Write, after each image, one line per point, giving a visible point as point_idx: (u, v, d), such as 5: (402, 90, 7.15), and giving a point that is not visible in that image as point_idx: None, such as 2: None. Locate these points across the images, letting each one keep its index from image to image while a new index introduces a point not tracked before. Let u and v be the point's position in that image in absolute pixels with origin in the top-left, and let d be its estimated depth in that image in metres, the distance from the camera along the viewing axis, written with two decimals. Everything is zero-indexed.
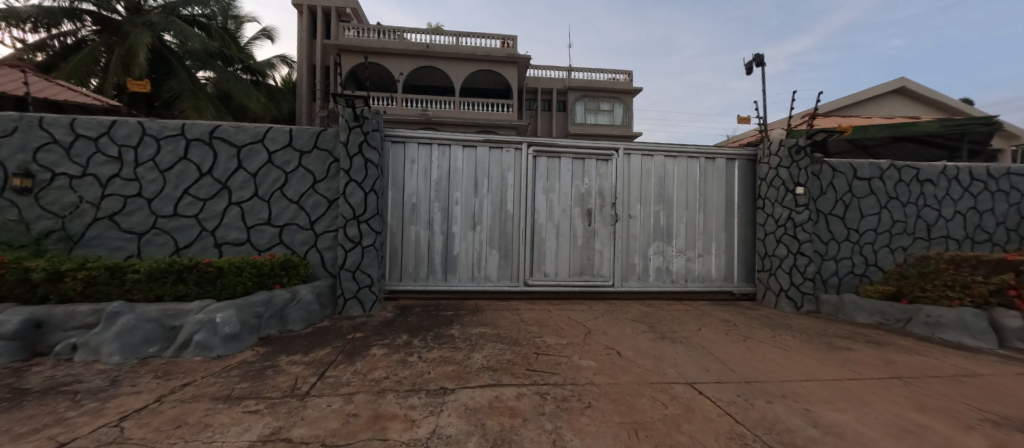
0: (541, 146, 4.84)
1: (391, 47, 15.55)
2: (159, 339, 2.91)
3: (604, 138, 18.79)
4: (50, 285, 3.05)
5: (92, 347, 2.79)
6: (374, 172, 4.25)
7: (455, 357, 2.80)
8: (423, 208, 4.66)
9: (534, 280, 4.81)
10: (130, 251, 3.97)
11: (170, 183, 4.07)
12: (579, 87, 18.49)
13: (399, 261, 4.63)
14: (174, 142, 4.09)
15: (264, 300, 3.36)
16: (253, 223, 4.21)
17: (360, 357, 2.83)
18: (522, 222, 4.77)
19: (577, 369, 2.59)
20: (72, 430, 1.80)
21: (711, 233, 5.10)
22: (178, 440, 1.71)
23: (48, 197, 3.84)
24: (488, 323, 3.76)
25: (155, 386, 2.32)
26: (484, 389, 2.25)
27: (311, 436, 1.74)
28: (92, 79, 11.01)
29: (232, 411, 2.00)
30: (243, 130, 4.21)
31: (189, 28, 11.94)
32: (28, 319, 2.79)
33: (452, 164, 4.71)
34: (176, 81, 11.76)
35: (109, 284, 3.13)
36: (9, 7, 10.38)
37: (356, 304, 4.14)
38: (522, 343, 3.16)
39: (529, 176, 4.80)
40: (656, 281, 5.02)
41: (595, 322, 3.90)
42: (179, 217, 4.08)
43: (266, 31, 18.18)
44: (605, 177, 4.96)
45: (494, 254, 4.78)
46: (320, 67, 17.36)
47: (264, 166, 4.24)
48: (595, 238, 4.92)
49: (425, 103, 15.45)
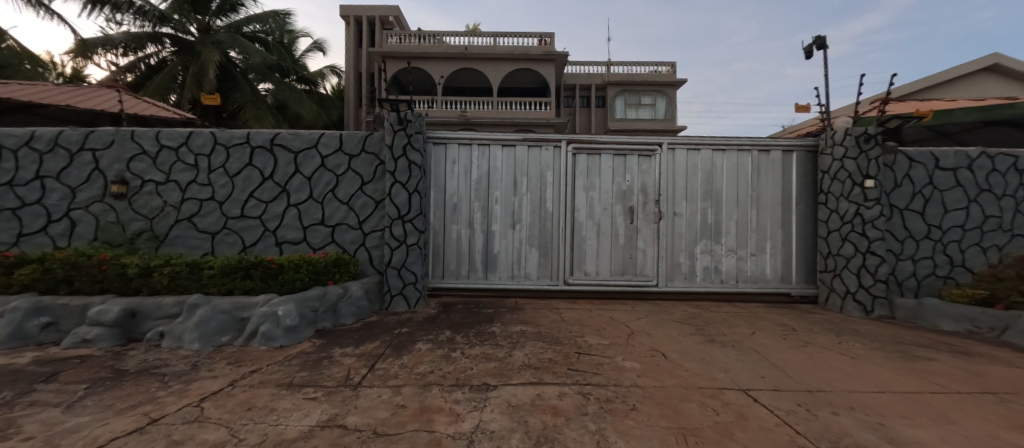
0: (580, 143, 4.77)
1: (431, 51, 15.98)
2: (231, 329, 3.20)
3: (647, 133, 18.16)
4: (141, 279, 3.45)
5: (176, 334, 3.13)
6: (418, 173, 4.39)
7: (496, 354, 2.84)
8: (464, 207, 4.77)
9: (574, 279, 4.76)
10: (205, 249, 4.40)
11: (238, 187, 4.46)
12: (620, 81, 17.99)
13: (442, 259, 4.77)
14: (240, 150, 4.47)
15: (319, 295, 3.58)
16: (309, 223, 4.50)
17: (406, 351, 2.95)
18: (562, 221, 4.73)
19: (620, 370, 2.53)
20: (162, 408, 2.03)
21: (765, 230, 4.79)
22: (249, 422, 1.87)
23: (139, 202, 4.36)
24: (529, 321, 3.77)
25: (228, 372, 2.56)
26: (527, 387, 2.26)
27: (364, 424, 1.83)
28: (171, 95, 12.32)
29: (294, 397, 2.16)
30: (299, 136, 4.52)
31: (251, 45, 13.03)
32: (125, 309, 3.20)
33: (491, 164, 4.77)
34: (241, 94, 12.87)
35: (188, 279, 3.49)
36: (105, 36, 11.85)
37: (401, 300, 4.31)
38: (563, 342, 3.13)
39: (568, 174, 4.76)
40: (703, 281, 4.79)
41: (638, 323, 3.78)
42: (246, 218, 4.45)
43: (317, 43, 19.40)
44: (648, 173, 4.80)
45: (534, 254, 4.78)
46: (365, 74, 18.21)
47: (318, 170, 4.52)
48: (637, 237, 4.78)
49: (464, 105, 15.74)
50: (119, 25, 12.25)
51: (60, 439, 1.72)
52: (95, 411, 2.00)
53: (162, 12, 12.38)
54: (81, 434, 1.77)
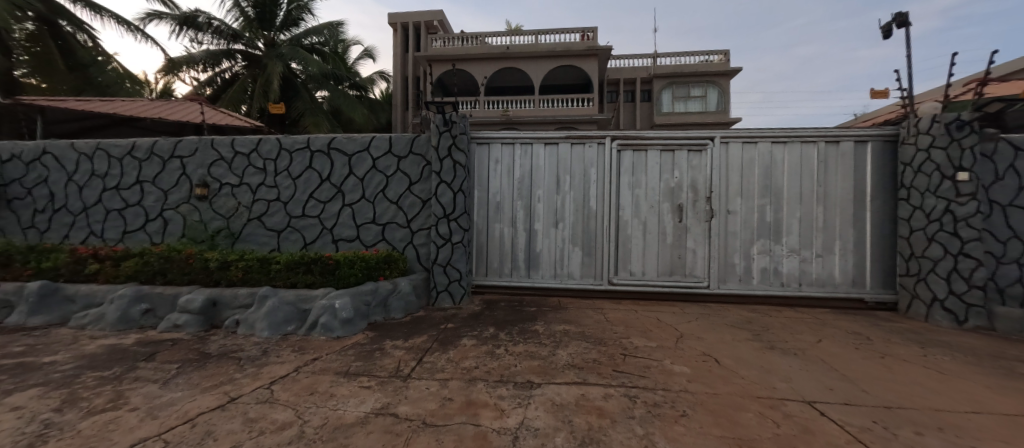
0: (625, 139, 4.64)
1: (474, 52, 16.26)
2: (295, 319, 3.48)
3: (696, 127, 17.27)
4: (221, 272, 3.85)
5: (249, 322, 3.45)
6: (462, 173, 4.49)
7: (540, 352, 2.85)
8: (507, 206, 4.82)
9: (619, 279, 4.64)
10: (272, 245, 4.81)
11: (300, 189, 4.82)
12: (667, 74, 17.23)
13: (485, 257, 4.86)
14: (302, 154, 4.83)
15: (372, 290, 3.79)
16: (362, 222, 4.75)
17: (452, 346, 3.04)
18: (606, 219, 4.64)
19: (669, 375, 2.44)
20: (239, 388, 2.26)
21: (833, 230, 4.38)
22: (312, 405, 2.03)
23: (218, 203, 4.88)
24: (572, 321, 3.73)
25: (294, 358, 2.78)
26: (571, 386, 2.25)
27: (414, 414, 1.92)
28: (243, 105, 13.60)
29: (350, 384, 2.31)
30: (353, 140, 4.79)
31: (310, 56, 14.00)
32: (208, 299, 3.58)
33: (534, 163, 4.78)
34: (301, 102, 13.92)
35: (259, 273, 3.82)
36: (188, 54, 13.25)
37: (447, 296, 4.44)
38: (608, 343, 3.07)
39: (613, 172, 4.65)
40: (761, 284, 4.48)
41: (687, 326, 3.62)
42: (307, 217, 4.80)
43: (367, 51, 20.44)
44: (699, 169, 4.56)
45: (577, 253, 4.72)
46: (412, 77, 18.91)
47: (369, 171, 4.76)
48: (687, 236, 4.57)
49: (506, 104, 15.90)
50: (200, 44, 13.67)
51: (158, 411, 1.97)
52: (185, 388, 2.26)
53: (235, 31, 13.71)
54: (175, 407, 2.01)
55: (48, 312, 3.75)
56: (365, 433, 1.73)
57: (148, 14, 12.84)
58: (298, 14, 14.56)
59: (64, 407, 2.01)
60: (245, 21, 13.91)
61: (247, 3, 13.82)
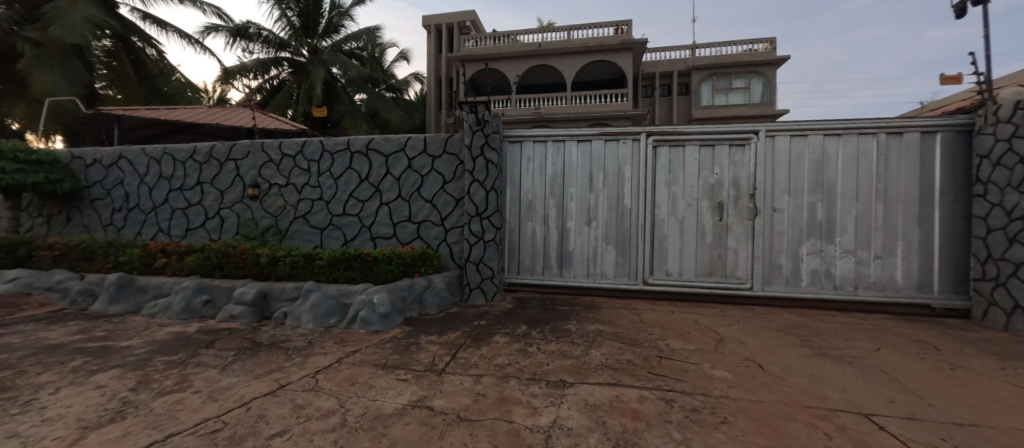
0: (661, 135, 4.50)
1: (506, 51, 16.32)
2: (337, 313, 3.65)
3: (738, 120, 16.44)
4: (270, 267, 4.11)
5: (295, 315, 3.66)
6: (495, 172, 4.53)
7: (572, 352, 2.83)
8: (539, 204, 4.81)
9: (654, 279, 4.51)
10: (316, 242, 5.07)
11: (340, 188, 5.05)
12: (706, 65, 16.49)
13: (517, 255, 4.89)
14: (343, 155, 5.06)
15: (407, 286, 3.91)
16: (398, 220, 4.90)
17: (485, 343, 3.08)
18: (641, 217, 4.52)
19: (708, 379, 2.35)
20: (287, 376, 2.40)
21: (894, 229, 4.04)
22: (353, 395, 2.13)
23: (267, 202, 5.21)
24: (605, 321, 3.67)
25: (336, 350, 2.93)
26: (604, 387, 2.22)
27: (449, 408, 1.97)
28: (289, 110, 14.43)
29: (389, 377, 2.41)
30: (390, 140, 4.95)
31: (349, 61, 14.60)
32: (259, 291, 3.84)
33: (566, 160, 4.74)
34: (342, 105, 14.59)
35: (304, 268, 4.05)
36: (241, 64, 14.19)
37: (479, 293, 4.50)
38: (643, 344, 3.00)
39: (647, 169, 4.52)
40: (811, 286, 4.21)
41: (728, 329, 3.46)
42: (347, 215, 5.03)
43: (403, 53, 21.04)
44: (741, 164, 4.34)
45: (611, 252, 4.64)
46: (445, 78, 19.25)
47: (405, 171, 4.90)
48: (728, 235, 4.37)
49: (538, 102, 15.86)
50: (251, 54, 14.61)
51: (218, 394, 2.13)
52: (241, 374, 2.44)
53: (282, 39, 14.54)
54: (232, 391, 2.18)
55: (124, 301, 4.16)
56: (402, 424, 1.80)
57: (206, 27, 13.87)
58: (338, 21, 15.20)
59: (138, 387, 2.23)
60: (291, 29, 14.71)
61: (292, 13, 14.60)
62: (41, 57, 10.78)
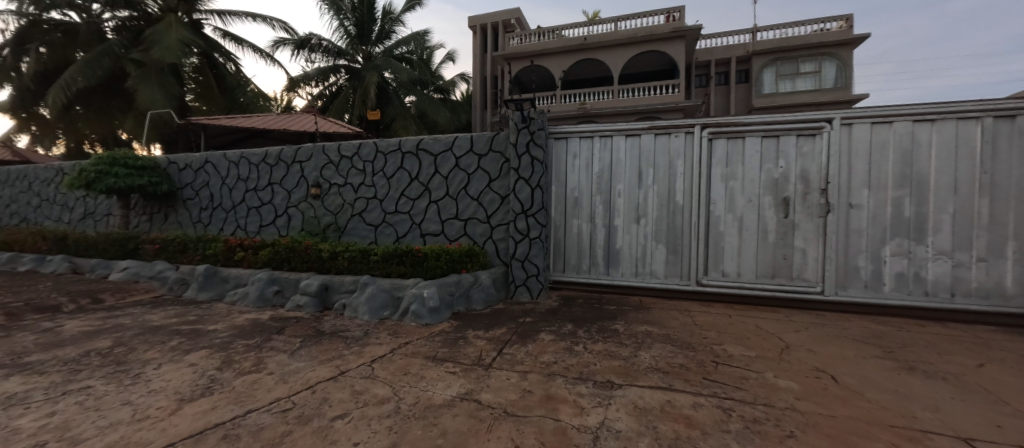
0: (717, 127, 4.23)
1: (551, 47, 16.18)
2: (390, 305, 3.85)
3: (806, 108, 15.04)
4: (331, 261, 4.43)
5: (352, 307, 3.91)
6: (540, 169, 4.51)
7: (621, 353, 2.76)
8: (585, 201, 4.73)
9: (709, 280, 4.27)
10: (371, 238, 5.37)
11: (393, 187, 5.30)
12: (769, 49, 15.23)
13: (563, 253, 4.85)
14: (395, 156, 5.31)
15: (455, 281, 4.02)
16: (446, 217, 5.05)
17: (531, 340, 3.09)
18: (694, 214, 4.29)
19: (771, 389, 2.18)
20: (347, 363, 2.58)
21: (1004, 227, 3.48)
22: (405, 384, 2.24)
23: (328, 201, 5.61)
24: (655, 322, 3.54)
25: (389, 341, 3.08)
26: (655, 390, 2.14)
27: (497, 402, 2.00)
28: (346, 114, 15.42)
29: (439, 369, 2.50)
30: (438, 140, 5.10)
31: (400, 65, 15.26)
32: (322, 283, 4.15)
33: (614, 156, 4.62)
34: (393, 108, 15.34)
35: (361, 263, 4.31)
36: (304, 73, 15.33)
37: (525, 290, 4.52)
38: (697, 348, 2.85)
39: (702, 163, 4.28)
40: (894, 292, 3.77)
41: (794, 336, 3.19)
42: (398, 213, 5.27)
43: (449, 54, 21.59)
44: (810, 156, 3.97)
45: (661, 250, 4.45)
46: (490, 77, 19.46)
47: (453, 169, 5.03)
48: (795, 233, 4.02)
49: (583, 97, 15.57)
50: (313, 63, 15.73)
51: (288, 376, 2.34)
52: (307, 359, 2.65)
53: (340, 48, 15.49)
54: (299, 375, 2.37)
55: (210, 290, 4.67)
56: (451, 415, 1.86)
57: (275, 41, 15.16)
58: (389, 27, 15.94)
59: (223, 366, 2.50)
60: (348, 38, 15.61)
61: (349, 22, 15.46)
62: (144, 75, 12.35)
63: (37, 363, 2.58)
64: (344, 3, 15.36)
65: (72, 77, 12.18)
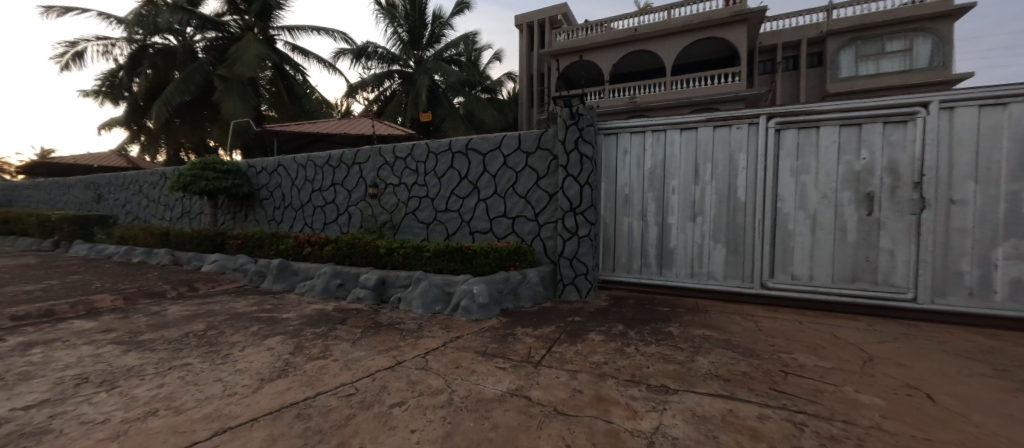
0: (785, 116, 3.89)
1: (598, 41, 15.82)
2: (442, 300, 3.99)
3: (892, 91, 13.34)
4: (388, 257, 4.68)
5: (407, 300, 4.10)
6: (589, 166, 4.42)
7: (676, 357, 2.63)
8: (637, 198, 4.58)
9: (775, 282, 3.95)
10: (424, 236, 5.59)
11: (443, 186, 5.48)
12: (847, 28, 13.68)
13: (613, 252, 4.73)
14: (446, 155, 5.48)
15: (504, 278, 4.07)
16: (494, 215, 5.12)
17: (580, 339, 3.05)
18: (758, 212, 3.98)
19: (851, 405, 1.97)
20: (403, 354, 2.71)
21: None
22: (457, 377, 2.31)
23: (385, 200, 5.93)
24: (713, 326, 3.34)
25: (441, 334, 3.19)
26: (714, 398, 2.02)
27: (547, 400, 2.00)
28: (399, 117, 16.20)
29: (489, 364, 2.54)
30: (487, 139, 5.18)
31: (449, 67, 15.71)
32: (379, 278, 4.40)
33: (668, 151, 4.42)
34: (443, 109, 15.91)
35: (414, 259, 4.52)
36: (362, 79, 16.29)
37: (573, 289, 4.47)
38: (762, 356, 2.65)
39: (767, 157, 3.96)
40: (1008, 302, 3.24)
41: (879, 348, 2.85)
42: (449, 211, 5.44)
43: (496, 54, 21.85)
44: (898, 146, 3.53)
45: (720, 250, 4.18)
46: (536, 74, 19.40)
47: (501, 168, 5.09)
48: (880, 233, 3.59)
49: (633, 91, 15.04)
50: (369, 70, 16.66)
51: (351, 364, 2.51)
52: (367, 349, 2.83)
53: (393, 54, 16.27)
54: (361, 363, 2.53)
55: (283, 281, 5.13)
56: (502, 410, 1.88)
57: (336, 52, 16.30)
58: (439, 31, 16.50)
59: (295, 351, 2.73)
60: (401, 44, 16.32)
61: (402, 29, 16.17)
62: (227, 89, 13.79)
63: (148, 341, 2.99)
64: (397, 12, 16.10)
65: (171, 94, 13.94)
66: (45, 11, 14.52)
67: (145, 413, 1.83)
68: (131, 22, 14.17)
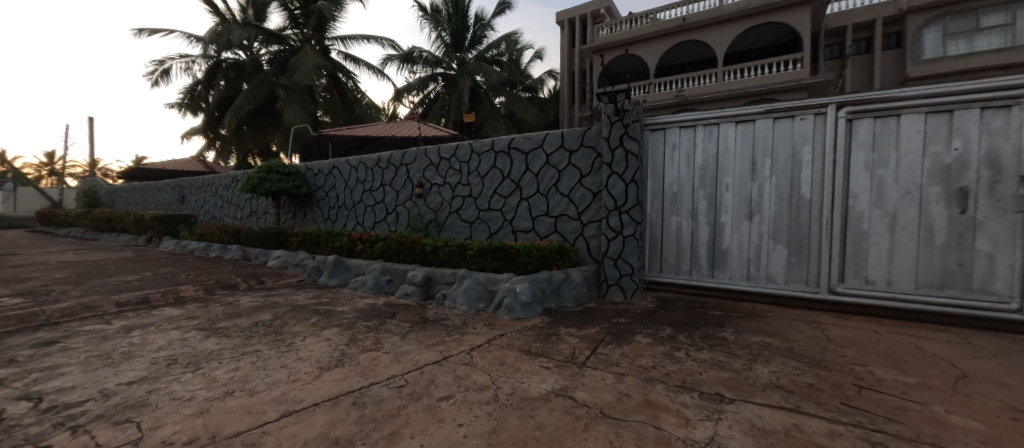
0: (858, 105, 3.53)
1: (643, 33, 15.27)
2: (485, 298, 4.05)
3: (989, 72, 11.71)
4: (433, 255, 4.83)
5: (451, 297, 4.21)
6: (635, 163, 4.28)
7: (731, 364, 2.48)
8: (686, 196, 4.38)
9: (845, 288, 3.60)
10: (467, 234, 5.71)
11: (486, 185, 5.55)
12: (931, 4, 12.19)
13: (660, 252, 4.56)
14: (488, 155, 5.55)
15: (547, 278, 4.05)
16: (536, 214, 5.11)
17: (626, 341, 2.96)
18: (825, 210, 3.65)
19: (940, 427, 1.76)
20: (449, 349, 2.78)
21: None
22: (502, 374, 2.33)
23: (430, 199, 6.12)
24: (773, 333, 3.11)
25: (485, 331, 3.24)
26: (776, 410, 1.88)
27: (593, 402, 1.96)
28: (443, 119, 16.71)
29: (533, 362, 2.55)
30: (529, 138, 5.18)
31: (491, 68, 15.91)
32: (425, 274, 4.55)
33: (721, 146, 4.18)
34: (484, 110, 16.21)
35: (459, 257, 4.63)
36: (408, 83, 16.93)
37: (618, 290, 4.36)
38: (830, 367, 2.43)
39: (836, 150, 3.61)
40: None
41: (976, 364, 2.51)
42: (491, 210, 5.51)
43: (537, 53, 21.82)
44: (1001, 134, 3.07)
45: (780, 251, 3.89)
46: (578, 71, 19.10)
47: (543, 166, 5.06)
48: (975, 233, 3.16)
49: (681, 83, 14.38)
50: (415, 74, 17.27)
51: (401, 357, 2.62)
52: (415, 343, 2.94)
53: (437, 57, 16.73)
54: (410, 356, 2.64)
55: (338, 276, 5.46)
56: (547, 410, 1.87)
57: (384, 58, 17.06)
58: (481, 33, 16.75)
59: (350, 343, 2.90)
60: (444, 47, 16.71)
61: (445, 33, 16.57)
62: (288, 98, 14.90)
63: (225, 328, 3.30)
64: (441, 16, 16.53)
65: (241, 104, 15.30)
66: (137, 32, 16.35)
67: (223, 393, 2.02)
68: (207, 39, 15.65)
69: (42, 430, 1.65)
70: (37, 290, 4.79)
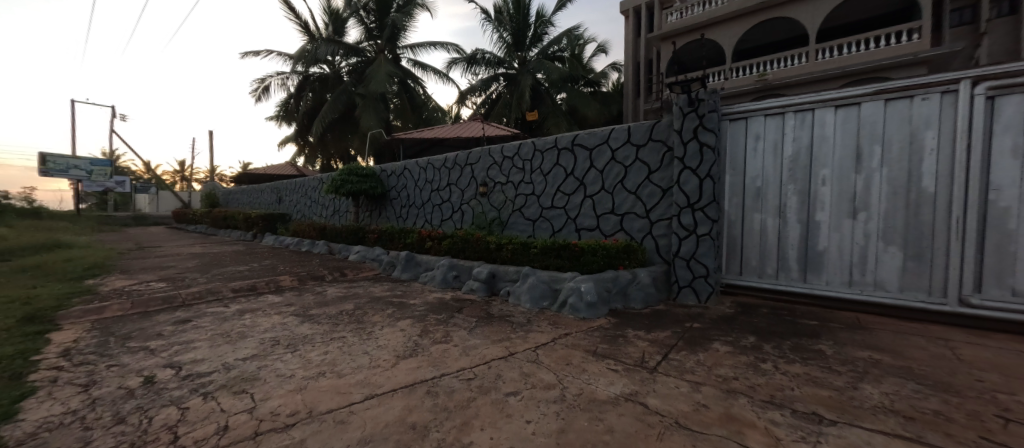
0: (1003, 79, 2.90)
1: (719, 15, 14.06)
2: (549, 297, 4.03)
3: None
4: (497, 252, 4.93)
5: (515, 294, 4.26)
6: (711, 157, 3.96)
7: (831, 381, 2.19)
8: (771, 192, 3.97)
9: (981, 299, 3.00)
10: (530, 232, 5.74)
11: (549, 183, 5.53)
12: None
13: (739, 252, 4.20)
14: (552, 153, 5.51)
15: (613, 277, 3.92)
16: (601, 212, 4.98)
17: (702, 348, 2.76)
18: (953, 206, 3.06)
19: None
20: (515, 346, 2.82)
21: None
22: (568, 374, 2.30)
23: (494, 198, 6.25)
24: (884, 349, 2.69)
25: (550, 330, 3.23)
26: (891, 438, 1.63)
27: (667, 410, 1.86)
28: (505, 118, 17.02)
29: (600, 364, 2.48)
30: (594, 134, 5.04)
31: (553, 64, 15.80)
32: (490, 271, 4.65)
33: (816, 134, 3.71)
34: (546, 107, 16.20)
35: (522, 254, 4.67)
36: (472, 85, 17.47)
37: (691, 293, 4.07)
38: (962, 393, 2.04)
39: (970, 134, 3.01)
40: None
41: None
42: (554, 207, 5.47)
43: (600, 46, 21.21)
44: None
45: (891, 254, 3.35)
46: (644, 61, 18.20)
47: (609, 163, 4.90)
48: None
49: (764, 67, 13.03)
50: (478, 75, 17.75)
51: (468, 350, 2.70)
52: (481, 338, 3.02)
53: (499, 58, 17.01)
54: (477, 350, 2.71)
55: (409, 271, 5.81)
56: (617, 414, 1.81)
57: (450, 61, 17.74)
58: (542, 31, 16.73)
59: (422, 334, 3.06)
60: (505, 46, 16.91)
61: (507, 33, 16.79)
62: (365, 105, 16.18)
63: (315, 315, 3.68)
64: (503, 17, 16.78)
65: (326, 113, 16.96)
66: (244, 54, 18.84)
67: (316, 373, 2.25)
68: (297, 56, 17.51)
69: (181, 394, 1.98)
70: (174, 277, 5.75)
